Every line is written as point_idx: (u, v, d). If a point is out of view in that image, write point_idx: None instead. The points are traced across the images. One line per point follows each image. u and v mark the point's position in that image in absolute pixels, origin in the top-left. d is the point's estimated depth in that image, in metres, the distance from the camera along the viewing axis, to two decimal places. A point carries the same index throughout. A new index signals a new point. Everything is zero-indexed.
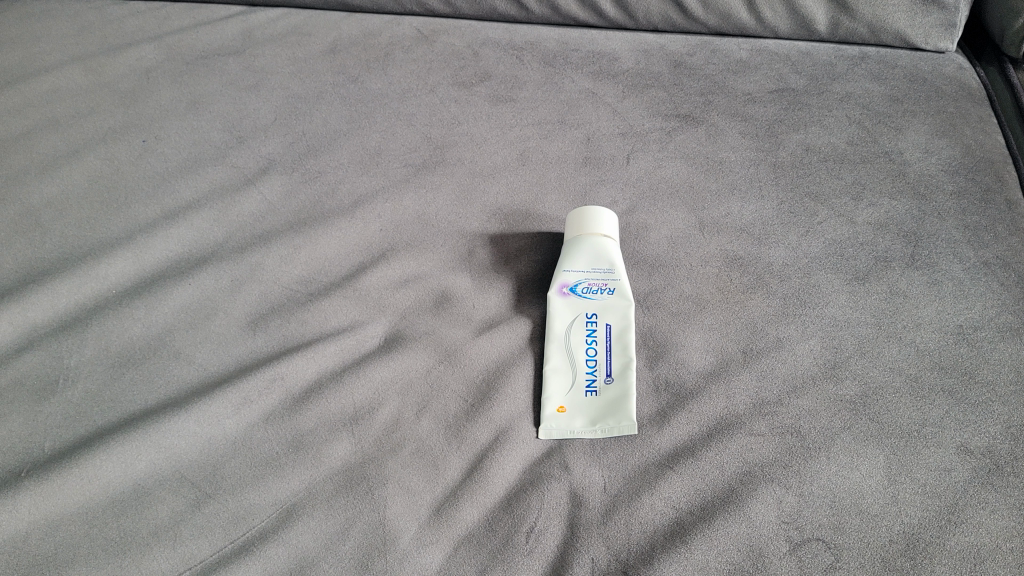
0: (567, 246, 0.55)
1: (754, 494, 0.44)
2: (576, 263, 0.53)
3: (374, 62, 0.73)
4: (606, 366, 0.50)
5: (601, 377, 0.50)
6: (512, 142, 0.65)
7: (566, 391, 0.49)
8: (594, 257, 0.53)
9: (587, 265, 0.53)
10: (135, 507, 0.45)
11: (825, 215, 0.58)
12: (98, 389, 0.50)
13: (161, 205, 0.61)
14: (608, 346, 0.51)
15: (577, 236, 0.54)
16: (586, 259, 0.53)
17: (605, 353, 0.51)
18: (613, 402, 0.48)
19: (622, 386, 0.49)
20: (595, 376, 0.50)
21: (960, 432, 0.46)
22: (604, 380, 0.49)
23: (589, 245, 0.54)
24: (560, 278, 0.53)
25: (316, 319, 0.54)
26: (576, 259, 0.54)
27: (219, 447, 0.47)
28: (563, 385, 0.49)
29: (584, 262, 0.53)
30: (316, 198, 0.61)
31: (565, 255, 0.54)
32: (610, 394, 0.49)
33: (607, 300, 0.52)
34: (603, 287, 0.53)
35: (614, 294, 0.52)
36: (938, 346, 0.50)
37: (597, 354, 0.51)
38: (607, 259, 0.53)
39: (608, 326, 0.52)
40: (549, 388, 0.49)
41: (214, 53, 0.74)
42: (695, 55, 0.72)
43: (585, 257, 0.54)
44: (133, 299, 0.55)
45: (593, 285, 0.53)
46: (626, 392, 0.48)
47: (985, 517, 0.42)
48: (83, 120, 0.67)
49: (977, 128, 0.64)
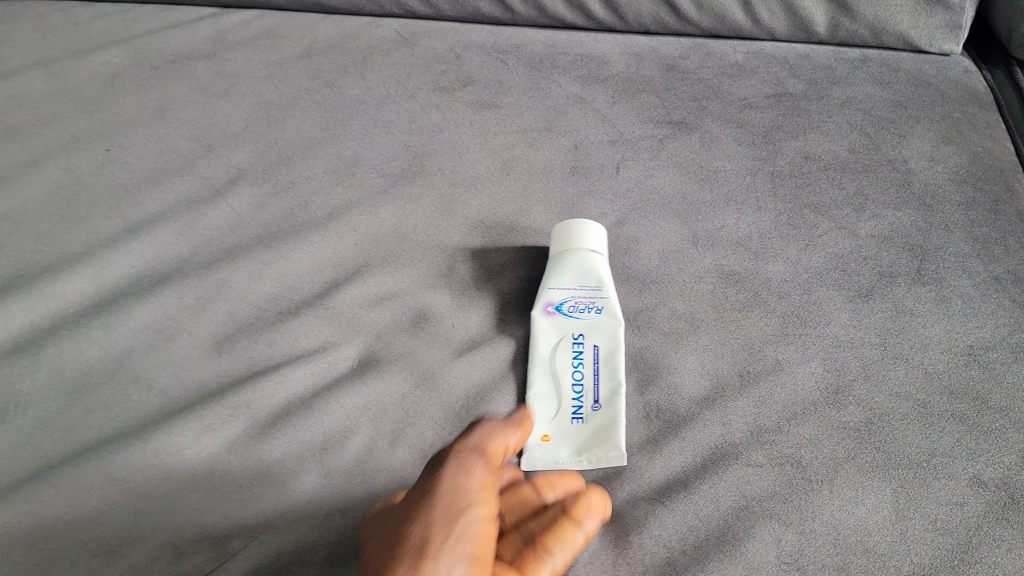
0: (552, 260, 0.51)
1: (752, 531, 0.40)
2: (562, 279, 0.50)
3: (351, 66, 0.68)
4: (594, 391, 0.47)
5: (589, 404, 0.47)
6: (496, 150, 0.61)
7: (551, 418, 0.47)
8: (582, 273, 0.50)
9: (574, 281, 0.50)
10: (85, 549, 0.41)
11: (824, 227, 0.55)
12: (51, 418, 0.47)
13: (122, 218, 0.57)
14: (596, 370, 0.48)
15: (563, 251, 0.51)
16: (573, 276, 0.50)
17: (592, 377, 0.48)
18: (599, 431, 0.46)
19: (610, 414, 0.46)
20: (582, 403, 0.47)
21: (972, 463, 0.43)
22: (591, 407, 0.47)
23: (576, 260, 0.51)
24: (545, 296, 0.50)
25: (286, 340, 0.51)
26: (562, 275, 0.50)
27: (178, 481, 0.44)
28: (548, 412, 0.47)
29: (572, 278, 0.50)
30: (288, 210, 0.58)
31: (552, 271, 0.51)
32: (597, 423, 0.46)
33: (595, 320, 0.49)
34: (591, 305, 0.50)
35: (602, 313, 0.49)
36: (948, 369, 0.47)
37: (584, 378, 0.48)
38: (595, 274, 0.50)
39: (596, 346, 0.49)
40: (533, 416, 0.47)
41: (184, 57, 0.68)
42: (689, 58, 0.69)
43: (572, 273, 0.50)
44: (90, 318, 0.51)
45: (579, 303, 0.50)
46: (614, 420, 0.46)
47: (1002, 556, 0.39)
48: (44, 128, 0.62)
49: (985, 134, 0.61)
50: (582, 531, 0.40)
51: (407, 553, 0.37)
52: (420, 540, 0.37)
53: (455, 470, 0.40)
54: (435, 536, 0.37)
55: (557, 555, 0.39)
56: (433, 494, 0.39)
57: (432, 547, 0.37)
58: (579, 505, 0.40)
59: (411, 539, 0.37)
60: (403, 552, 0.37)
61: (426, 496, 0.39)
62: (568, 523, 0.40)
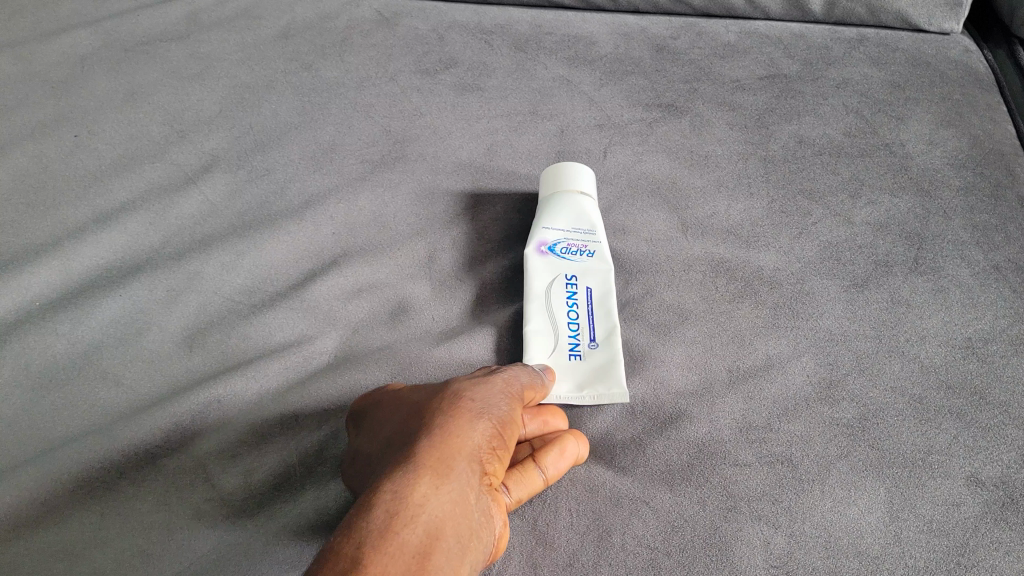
0: (543, 204, 0.52)
1: (739, 535, 0.39)
2: (555, 221, 0.51)
3: (329, 47, 0.66)
4: (590, 331, 0.48)
5: (585, 341, 0.47)
6: (479, 135, 0.59)
7: (548, 354, 0.47)
8: (574, 217, 0.51)
9: (567, 225, 0.51)
10: (45, 553, 0.40)
11: (818, 215, 0.53)
12: (14, 416, 0.45)
13: (91, 206, 0.55)
14: (590, 310, 0.48)
15: (554, 193, 0.52)
16: (566, 219, 0.51)
17: (587, 317, 0.48)
18: (599, 367, 0.46)
19: (608, 351, 0.46)
20: (578, 340, 0.47)
21: (969, 461, 0.41)
22: (589, 345, 0.47)
23: (568, 203, 0.51)
24: (539, 237, 0.51)
25: (260, 334, 0.49)
26: (555, 217, 0.51)
27: (145, 481, 0.42)
28: (545, 347, 0.47)
29: (564, 221, 0.51)
30: (263, 198, 0.56)
31: (544, 212, 0.52)
32: (596, 359, 0.46)
33: (587, 263, 0.50)
34: (583, 249, 0.50)
35: (594, 257, 0.50)
36: (945, 362, 0.45)
37: (579, 318, 0.48)
38: (587, 219, 0.51)
39: (589, 288, 0.49)
40: (530, 350, 0.47)
41: (156, 38, 0.66)
42: (680, 38, 0.66)
43: (565, 216, 0.51)
44: (57, 312, 0.49)
45: (572, 246, 0.50)
46: (612, 357, 0.46)
47: (1000, 558, 0.38)
48: (10, 113, 0.59)
49: (986, 116, 0.59)
50: (544, 476, 0.40)
51: (459, 414, 0.37)
52: (477, 411, 0.38)
53: (509, 379, 0.41)
54: (490, 416, 0.38)
55: (512, 492, 0.39)
56: (483, 386, 0.40)
57: (485, 419, 0.38)
58: (556, 453, 0.41)
59: (465, 408, 0.38)
60: (453, 414, 0.37)
61: (475, 386, 0.40)
62: (534, 464, 0.40)
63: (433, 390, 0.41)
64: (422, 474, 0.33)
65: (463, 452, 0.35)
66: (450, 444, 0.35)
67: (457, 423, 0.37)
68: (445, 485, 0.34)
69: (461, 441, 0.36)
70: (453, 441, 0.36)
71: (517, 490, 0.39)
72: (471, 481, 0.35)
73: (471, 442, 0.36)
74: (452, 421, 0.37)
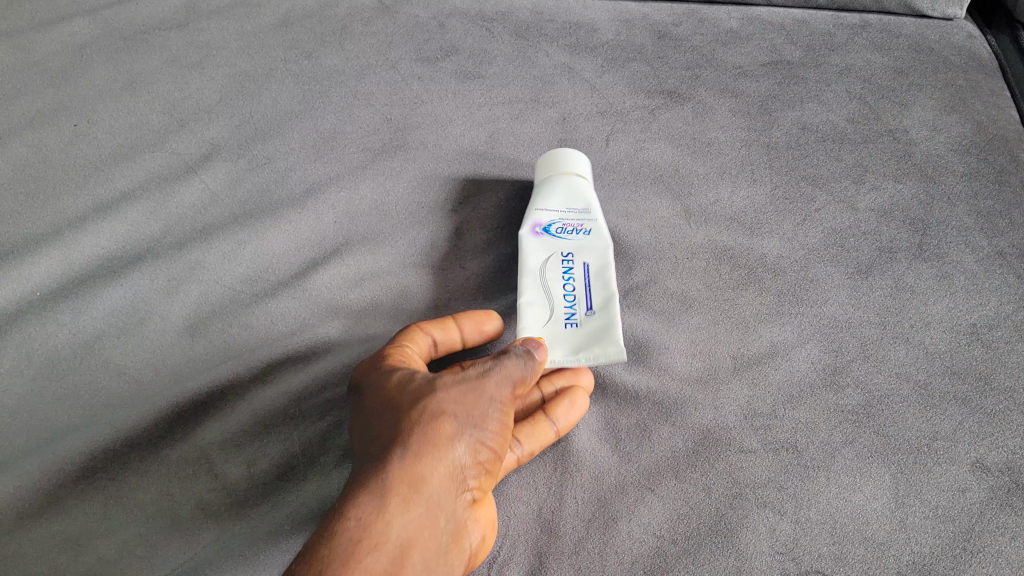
0: (536, 189, 0.52)
1: (745, 522, 0.39)
2: (549, 202, 0.51)
3: (329, 35, 0.65)
4: (586, 299, 0.46)
5: (582, 310, 0.46)
6: (480, 123, 0.59)
7: (543, 324, 0.45)
8: (568, 196, 0.51)
9: (561, 205, 0.51)
10: (50, 543, 0.40)
11: (822, 201, 0.53)
12: (16, 406, 0.45)
13: (91, 195, 0.54)
14: (586, 280, 0.47)
15: (550, 177, 0.52)
16: (560, 199, 0.51)
17: (584, 286, 0.47)
18: (596, 333, 0.45)
19: (606, 318, 0.45)
20: (574, 309, 0.46)
21: (974, 446, 0.41)
22: (585, 313, 0.46)
23: (561, 184, 0.51)
24: (533, 218, 0.50)
25: (262, 323, 0.49)
26: (548, 199, 0.51)
27: (148, 470, 0.42)
28: (541, 319, 0.46)
29: (559, 202, 0.51)
30: (264, 186, 0.55)
31: (538, 196, 0.51)
32: (593, 326, 0.45)
33: (584, 239, 0.49)
34: (579, 226, 0.50)
35: (590, 234, 0.49)
36: (950, 348, 0.45)
37: (575, 288, 0.47)
38: (582, 198, 0.51)
39: (585, 262, 0.48)
40: (524, 320, 0.45)
41: (155, 27, 0.65)
42: (682, 25, 0.66)
43: (559, 197, 0.51)
44: (58, 302, 0.49)
45: (568, 224, 0.50)
46: (611, 323, 0.45)
47: (1006, 544, 0.38)
48: (8, 102, 0.59)
49: (990, 102, 0.59)
50: (517, 455, 0.41)
51: (444, 421, 0.37)
52: (454, 422, 0.37)
53: (506, 368, 0.39)
54: (471, 425, 0.37)
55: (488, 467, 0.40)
56: (469, 387, 0.38)
57: (463, 430, 0.37)
58: (567, 406, 0.42)
59: (445, 418, 0.37)
60: (438, 419, 0.37)
61: (468, 380, 0.38)
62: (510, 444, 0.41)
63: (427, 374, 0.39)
64: (388, 501, 0.34)
65: (435, 471, 0.35)
66: (429, 459, 0.35)
67: (440, 433, 0.36)
68: (417, 507, 0.34)
69: (434, 460, 0.36)
70: (425, 460, 0.35)
71: (529, 443, 0.41)
72: (444, 499, 0.35)
73: (445, 460, 0.36)
74: (435, 430, 0.36)
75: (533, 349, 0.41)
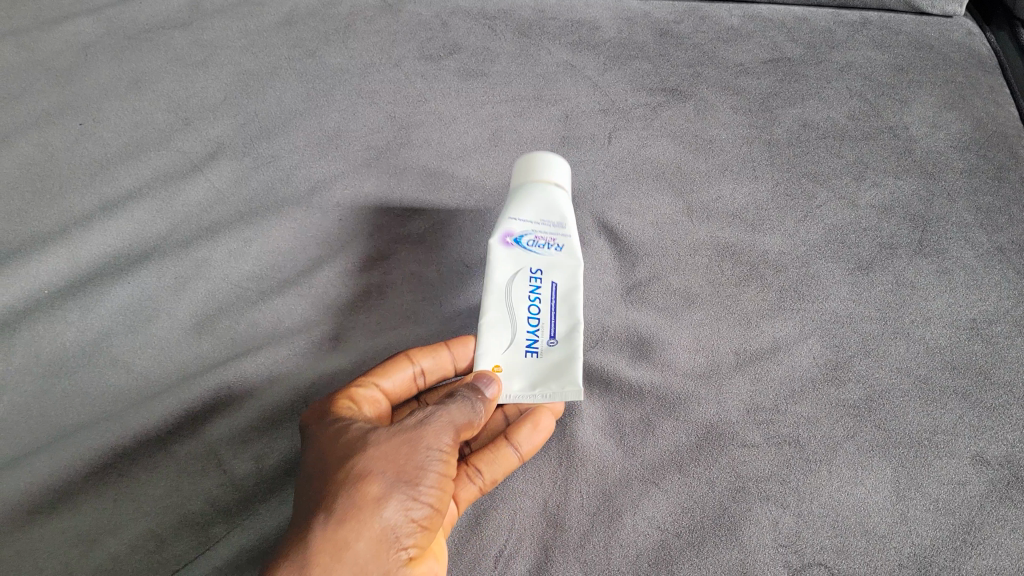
0: (512, 191, 0.48)
1: (749, 515, 0.39)
2: (523, 210, 0.47)
3: (333, 34, 0.66)
4: (550, 327, 0.45)
5: (545, 338, 0.45)
6: (483, 121, 0.59)
7: (502, 349, 0.45)
8: (545, 208, 0.47)
9: (537, 216, 0.47)
10: (62, 539, 0.40)
11: (823, 198, 0.53)
12: (26, 404, 0.45)
13: (97, 194, 0.55)
14: (553, 305, 0.45)
15: (528, 181, 0.48)
16: (536, 210, 0.47)
17: (549, 312, 0.45)
18: (556, 367, 0.44)
19: (567, 351, 0.44)
20: (537, 337, 0.45)
21: (975, 440, 0.42)
22: (548, 343, 0.45)
23: (538, 193, 0.47)
24: (505, 225, 0.47)
25: (269, 321, 0.49)
26: (523, 206, 0.47)
27: (159, 466, 0.43)
28: (500, 342, 0.45)
29: (533, 212, 0.47)
30: (269, 185, 0.56)
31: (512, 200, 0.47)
32: (553, 359, 0.44)
33: (555, 255, 0.46)
34: (552, 241, 0.47)
35: (563, 250, 0.47)
36: (950, 343, 0.46)
37: (540, 313, 0.45)
38: (558, 210, 0.47)
39: (555, 283, 0.46)
40: (484, 345, 0.45)
41: (159, 26, 0.66)
42: (684, 23, 0.66)
43: (535, 206, 0.47)
44: (65, 300, 0.49)
45: (540, 238, 0.47)
46: (571, 357, 0.44)
47: (1005, 536, 0.38)
48: (14, 102, 0.59)
49: (989, 99, 0.59)
50: (478, 485, 0.41)
51: (371, 482, 0.38)
52: (382, 481, 0.38)
53: (443, 420, 0.41)
54: (402, 482, 0.38)
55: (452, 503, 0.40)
56: (403, 440, 0.40)
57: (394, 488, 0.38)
58: (530, 428, 0.42)
59: (373, 477, 0.38)
60: (366, 481, 0.38)
61: (400, 438, 0.40)
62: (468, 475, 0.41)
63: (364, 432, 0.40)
64: (312, 567, 0.35)
65: (362, 532, 0.37)
66: (354, 523, 0.37)
67: (366, 495, 0.37)
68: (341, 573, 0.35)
69: (360, 521, 0.37)
70: (351, 523, 0.36)
71: (491, 471, 0.41)
72: (370, 563, 0.36)
73: (372, 522, 0.37)
74: (361, 492, 0.37)
75: (483, 387, 0.42)
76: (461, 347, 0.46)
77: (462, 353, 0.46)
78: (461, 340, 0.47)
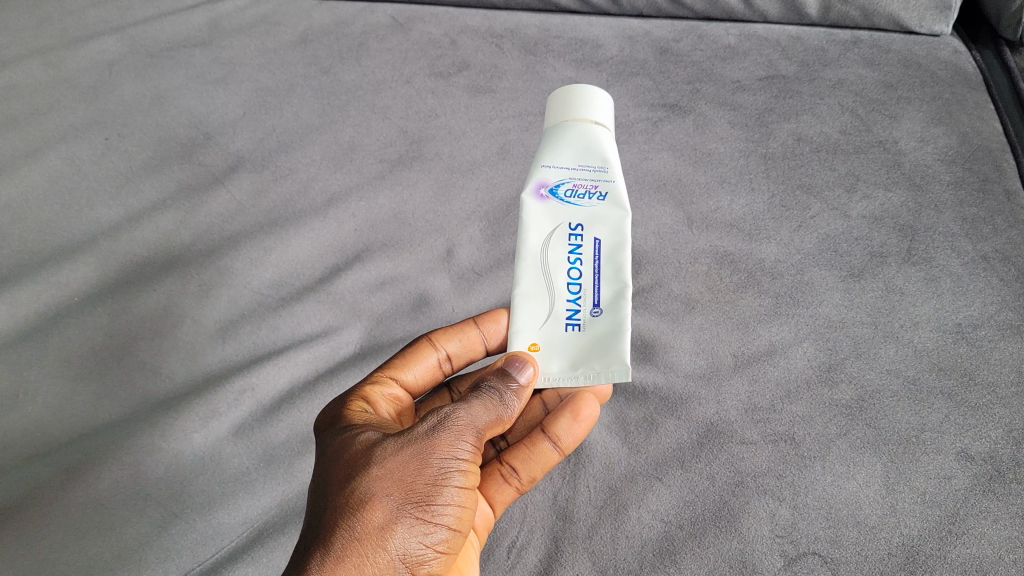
0: (550, 134, 0.49)
1: (747, 508, 0.42)
2: (559, 158, 0.48)
3: (346, 51, 0.68)
4: (593, 295, 0.46)
5: (588, 308, 0.46)
6: (492, 135, 0.62)
7: (543, 322, 0.46)
8: (582, 152, 0.48)
9: (573, 162, 0.48)
10: (96, 530, 0.42)
11: (817, 208, 0.56)
12: (61, 404, 0.48)
13: (123, 206, 0.57)
14: (595, 269, 0.47)
15: (565, 122, 0.49)
16: (572, 155, 0.48)
17: (591, 277, 0.47)
18: (600, 339, 0.45)
19: (611, 322, 0.46)
20: (579, 307, 0.46)
21: (960, 437, 0.44)
22: (591, 313, 0.46)
23: (575, 137, 0.48)
24: (540, 176, 0.48)
25: (289, 325, 0.52)
26: (559, 153, 0.48)
27: (187, 464, 0.46)
28: (541, 315, 0.46)
29: (570, 158, 0.48)
30: (287, 197, 0.58)
31: (549, 146, 0.49)
32: (597, 330, 0.46)
33: (596, 208, 0.48)
34: (593, 191, 0.48)
35: (604, 201, 0.48)
36: (937, 346, 0.48)
37: (583, 277, 0.47)
38: (598, 154, 0.48)
39: (597, 240, 0.47)
40: (523, 322, 0.46)
41: (180, 44, 0.68)
42: (683, 41, 0.69)
43: (571, 152, 0.48)
44: (95, 306, 0.52)
45: (579, 187, 0.48)
46: (616, 328, 0.46)
47: (988, 526, 0.41)
48: (43, 118, 0.62)
49: (974, 114, 0.62)
50: (516, 487, 0.44)
51: (377, 507, 0.37)
52: (388, 505, 0.37)
53: (456, 425, 0.40)
54: (406, 503, 0.37)
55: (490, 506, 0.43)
56: (413, 452, 0.39)
57: (398, 512, 0.37)
58: (569, 421, 0.44)
59: (377, 503, 0.37)
60: (370, 506, 0.37)
61: (406, 449, 0.39)
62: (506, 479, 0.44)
63: (372, 444, 0.39)
64: None
65: (365, 566, 0.36)
66: (361, 555, 0.36)
67: (371, 522, 0.36)
68: None
69: (363, 554, 0.36)
70: (354, 558, 0.36)
71: (528, 470, 0.44)
72: None
73: (378, 553, 0.36)
74: (365, 520, 0.36)
75: (517, 376, 0.43)
76: (491, 326, 0.49)
77: (494, 335, 0.49)
78: (491, 317, 0.49)
